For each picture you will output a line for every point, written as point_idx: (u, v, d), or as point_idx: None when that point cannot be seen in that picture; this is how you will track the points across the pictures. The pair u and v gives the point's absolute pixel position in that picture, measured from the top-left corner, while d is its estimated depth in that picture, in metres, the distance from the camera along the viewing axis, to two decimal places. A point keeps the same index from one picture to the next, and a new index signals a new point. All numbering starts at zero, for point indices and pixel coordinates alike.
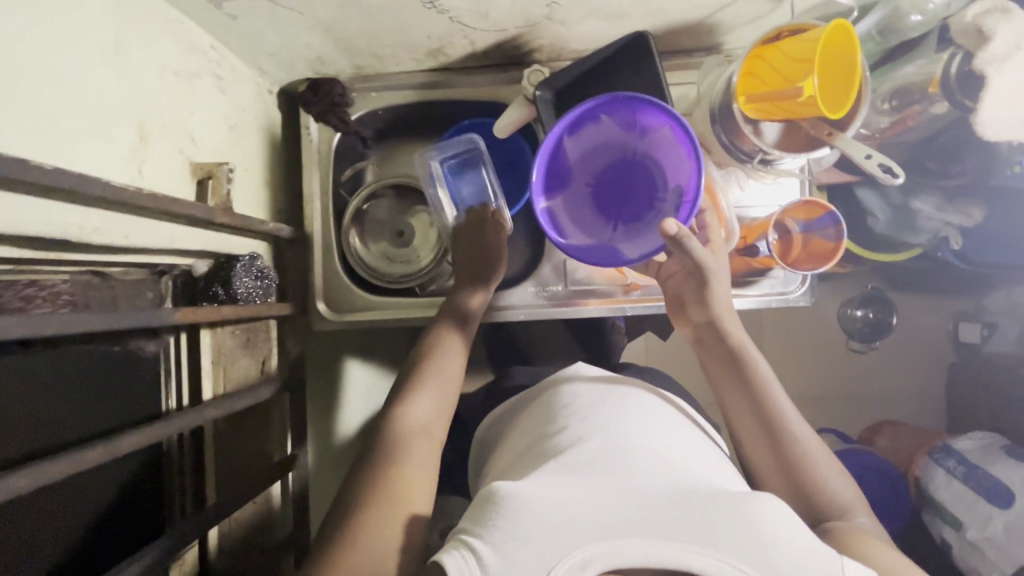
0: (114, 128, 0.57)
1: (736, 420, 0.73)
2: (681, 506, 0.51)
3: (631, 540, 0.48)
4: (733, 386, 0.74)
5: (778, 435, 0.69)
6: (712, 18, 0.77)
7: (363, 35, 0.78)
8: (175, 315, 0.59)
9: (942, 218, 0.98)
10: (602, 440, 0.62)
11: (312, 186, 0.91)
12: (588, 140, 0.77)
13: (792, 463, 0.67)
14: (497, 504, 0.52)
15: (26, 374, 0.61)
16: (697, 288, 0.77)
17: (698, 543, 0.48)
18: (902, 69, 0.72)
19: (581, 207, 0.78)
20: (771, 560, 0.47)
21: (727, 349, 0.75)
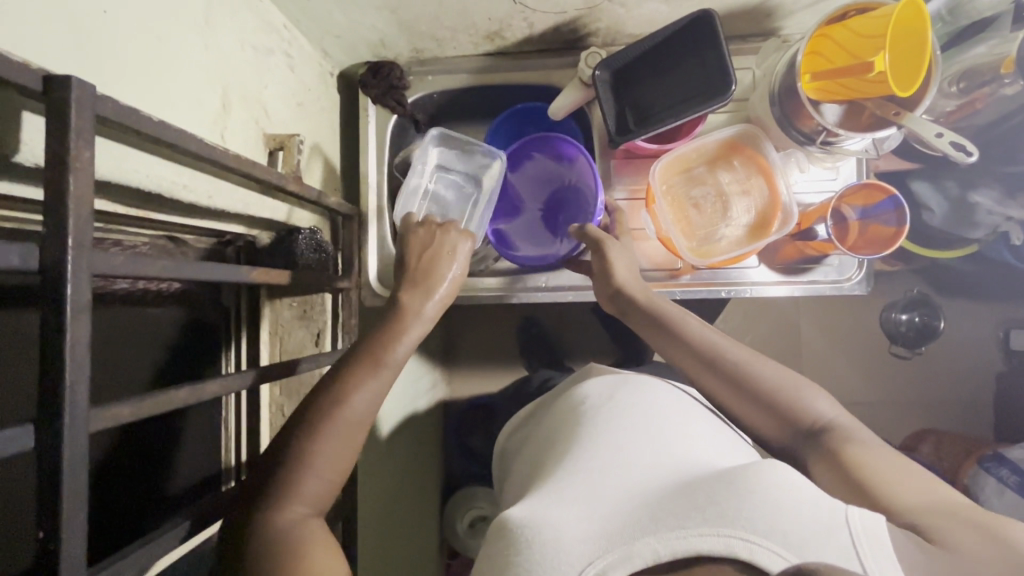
0: (202, 93, 0.59)
1: (688, 371, 0.73)
2: (678, 496, 0.52)
3: (642, 539, 0.49)
4: (671, 344, 0.74)
5: (734, 376, 0.69)
6: (774, 0, 0.78)
7: (426, 18, 0.81)
8: (250, 274, 0.61)
9: (1004, 213, 0.95)
10: (603, 444, 0.62)
11: (368, 167, 0.93)
12: (532, 174, 0.91)
13: (763, 399, 0.68)
14: (511, 534, 0.54)
15: (113, 325, 0.65)
16: (600, 265, 0.80)
17: (704, 524, 0.48)
18: (972, 51, 0.71)
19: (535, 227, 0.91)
20: (784, 529, 0.47)
21: (654, 318, 0.75)
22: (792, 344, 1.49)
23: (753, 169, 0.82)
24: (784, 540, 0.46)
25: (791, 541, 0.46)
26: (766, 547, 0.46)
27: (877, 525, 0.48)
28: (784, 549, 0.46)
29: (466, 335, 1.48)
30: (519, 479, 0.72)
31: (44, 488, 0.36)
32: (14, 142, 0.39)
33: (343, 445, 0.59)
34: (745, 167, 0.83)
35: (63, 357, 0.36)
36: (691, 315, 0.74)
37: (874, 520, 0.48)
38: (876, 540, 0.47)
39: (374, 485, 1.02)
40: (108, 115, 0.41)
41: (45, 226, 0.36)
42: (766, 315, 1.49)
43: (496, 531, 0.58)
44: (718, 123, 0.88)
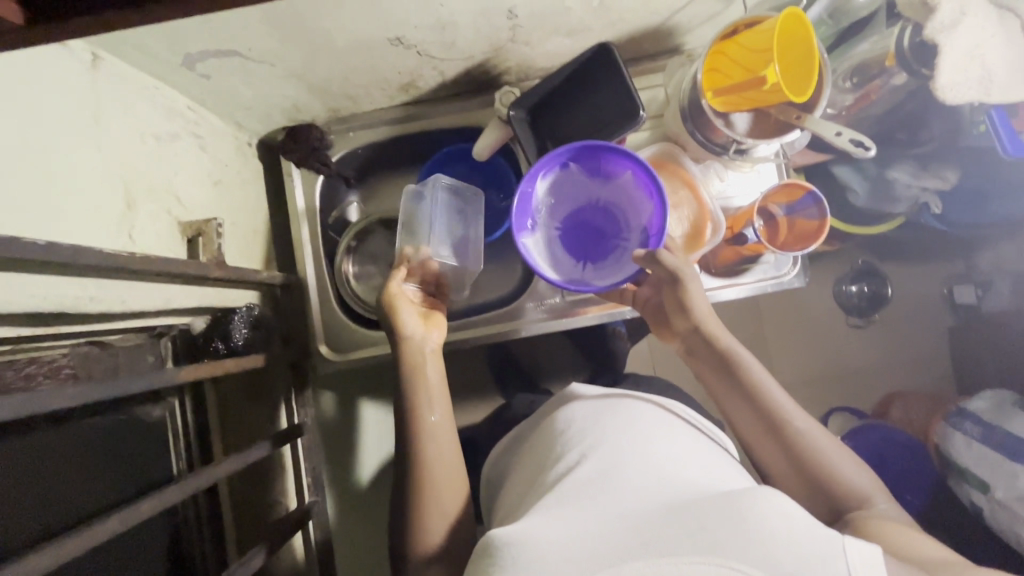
0: (100, 197, 0.57)
1: (746, 427, 0.72)
2: (672, 517, 0.52)
3: (630, 564, 0.49)
4: (731, 393, 0.73)
5: (786, 438, 0.69)
6: (670, 21, 0.80)
7: (336, 79, 0.80)
8: (178, 375, 0.60)
9: (920, 185, 1.00)
10: (596, 462, 0.62)
11: (300, 231, 0.92)
12: (559, 189, 0.81)
13: (805, 467, 0.67)
14: (494, 554, 0.54)
15: (49, 448, 0.64)
16: (674, 296, 0.78)
17: (695, 552, 0.49)
18: (858, 47, 0.75)
19: (555, 248, 0.81)
20: (771, 553, 0.48)
21: (721, 359, 0.75)
22: (755, 332, 1.52)
23: (677, 182, 0.84)
24: (765, 561, 0.48)
25: (777, 565, 0.47)
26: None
27: (874, 553, 0.50)
28: (769, 574, 0.47)
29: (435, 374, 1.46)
30: (511, 500, 0.71)
31: None
32: None
33: (446, 475, 0.68)
34: (669, 182, 0.83)
35: None
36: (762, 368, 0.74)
37: (871, 551, 0.50)
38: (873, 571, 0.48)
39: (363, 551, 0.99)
40: None
41: None
42: (725, 307, 1.51)
43: (477, 553, 0.58)
44: (640, 141, 0.90)
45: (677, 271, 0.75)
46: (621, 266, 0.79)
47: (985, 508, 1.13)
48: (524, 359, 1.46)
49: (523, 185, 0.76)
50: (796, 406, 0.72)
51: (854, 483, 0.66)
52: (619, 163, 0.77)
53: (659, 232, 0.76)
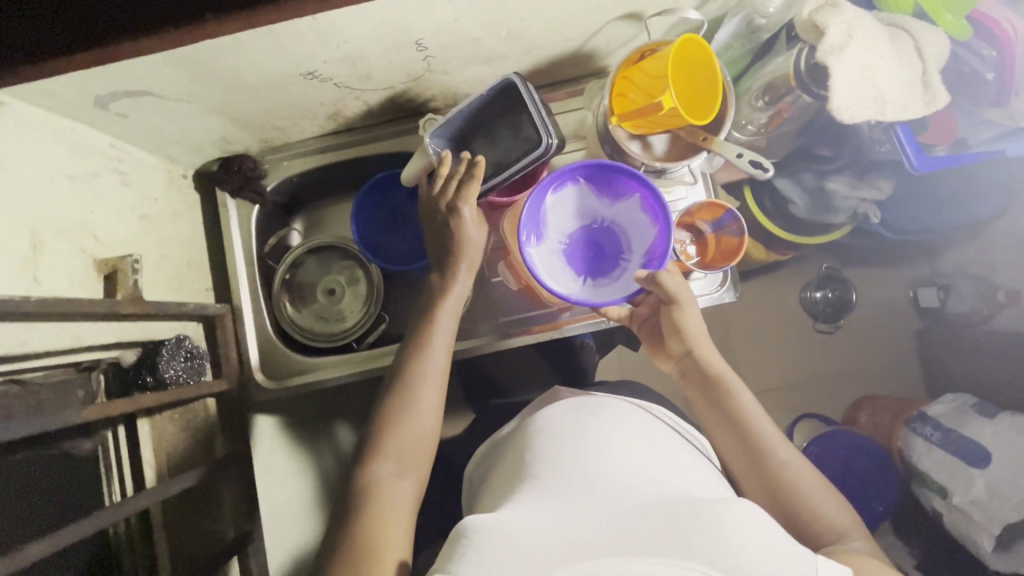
0: (2, 242, 0.58)
1: (732, 450, 0.75)
2: (651, 519, 0.54)
3: (604, 559, 0.51)
4: (719, 418, 0.77)
5: (770, 468, 0.71)
6: (585, 46, 0.82)
7: (260, 112, 0.82)
8: (81, 414, 0.62)
9: (858, 196, 1.01)
10: (582, 461, 0.64)
11: (237, 259, 0.92)
12: (569, 204, 0.81)
13: (783, 498, 0.70)
14: (469, 537, 0.56)
15: None
16: (669, 322, 0.80)
17: (669, 552, 0.51)
18: (769, 66, 0.76)
19: (557, 260, 0.81)
20: (745, 560, 0.50)
21: (712, 382, 0.78)
22: (721, 341, 1.52)
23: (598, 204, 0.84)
24: (737, 568, 0.50)
25: (748, 572, 0.50)
26: None
27: (841, 570, 0.53)
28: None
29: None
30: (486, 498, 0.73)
31: None
32: None
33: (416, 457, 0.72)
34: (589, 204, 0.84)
35: None
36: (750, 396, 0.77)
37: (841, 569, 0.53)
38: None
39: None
40: None
41: None
42: None
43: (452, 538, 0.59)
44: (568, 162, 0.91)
45: (675, 296, 0.77)
46: (621, 286, 0.80)
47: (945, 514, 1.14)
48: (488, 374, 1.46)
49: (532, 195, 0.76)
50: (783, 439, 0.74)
51: (834, 519, 0.69)
52: (630, 184, 0.78)
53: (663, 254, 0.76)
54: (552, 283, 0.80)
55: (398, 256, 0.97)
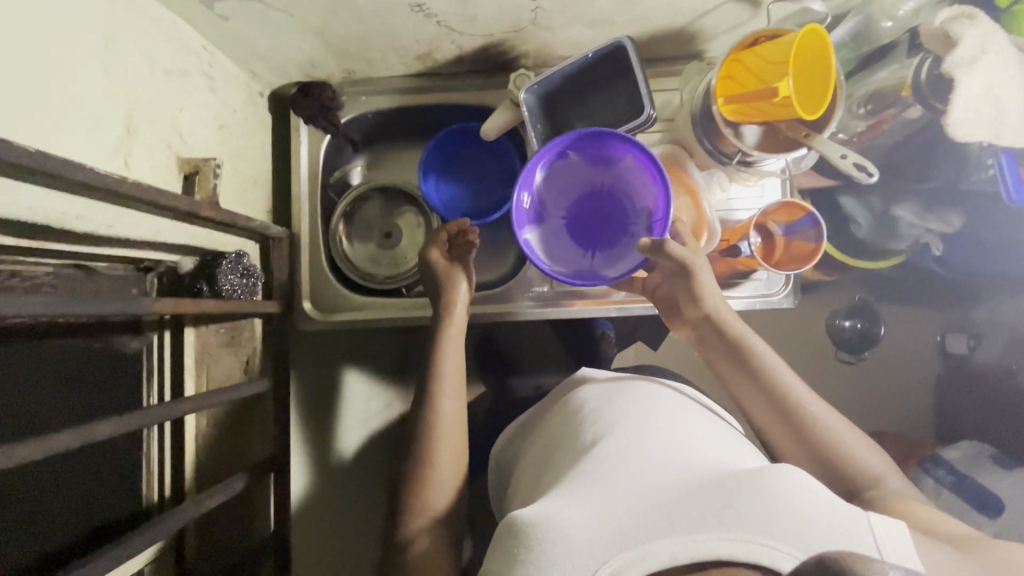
0: (101, 119, 0.57)
1: (759, 414, 0.72)
2: (696, 497, 0.51)
3: (656, 541, 0.48)
4: (746, 382, 0.73)
5: (803, 425, 0.69)
6: (692, 25, 0.80)
7: (354, 39, 0.80)
8: (153, 305, 0.59)
9: (923, 225, 1.00)
10: (616, 442, 0.61)
11: (300, 186, 0.92)
12: (558, 180, 0.81)
13: (818, 450, 0.69)
14: (522, 534, 0.53)
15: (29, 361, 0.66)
16: (685, 288, 0.77)
17: (723, 529, 0.47)
18: (875, 75, 0.74)
19: (562, 237, 0.80)
20: (805, 536, 0.47)
21: (731, 347, 0.75)
22: None
23: (678, 188, 0.83)
24: (793, 537, 0.46)
25: (807, 544, 0.46)
26: (785, 551, 0.45)
27: (900, 533, 0.49)
28: (799, 550, 0.46)
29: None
30: (528, 476, 0.71)
31: None
32: None
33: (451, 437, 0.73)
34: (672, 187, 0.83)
35: None
36: (772, 353, 0.74)
37: (900, 534, 0.48)
38: (901, 550, 0.47)
39: (318, 534, 0.96)
40: None
41: None
42: None
43: (501, 533, 0.57)
44: (648, 142, 0.89)
45: (686, 262, 0.74)
46: (632, 253, 0.78)
47: None
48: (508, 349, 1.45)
49: (521, 179, 0.76)
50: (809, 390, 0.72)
51: (867, 463, 0.68)
52: (617, 149, 0.77)
53: (667, 213, 0.75)
54: (561, 258, 0.80)
55: (459, 210, 0.96)
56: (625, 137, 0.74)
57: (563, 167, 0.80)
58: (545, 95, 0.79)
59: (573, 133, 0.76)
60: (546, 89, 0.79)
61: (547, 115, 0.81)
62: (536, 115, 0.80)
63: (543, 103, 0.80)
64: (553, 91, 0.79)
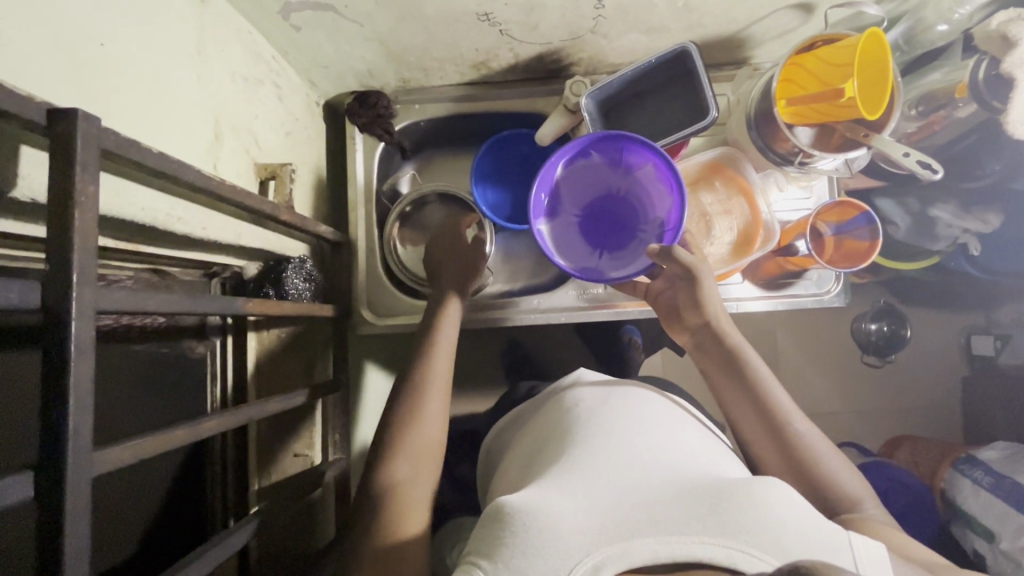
0: (196, 125, 0.59)
1: (746, 426, 0.72)
2: (683, 501, 0.52)
3: (639, 539, 0.49)
4: (736, 392, 0.73)
5: (789, 439, 0.68)
6: (745, 32, 0.82)
7: (415, 48, 0.82)
8: (244, 305, 0.59)
9: (961, 225, 1.01)
10: (604, 439, 0.62)
11: (355, 192, 0.93)
12: (577, 178, 0.82)
13: (804, 467, 0.67)
14: (504, 520, 0.52)
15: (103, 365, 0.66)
16: (688, 294, 0.78)
17: (707, 533, 0.49)
18: (927, 78, 0.77)
19: (572, 235, 0.82)
20: (780, 540, 0.48)
21: (727, 355, 0.75)
22: (772, 357, 1.50)
23: (733, 188, 0.85)
24: (773, 545, 0.48)
25: (784, 551, 0.48)
26: (763, 559, 0.47)
27: (876, 551, 0.51)
28: (776, 559, 0.47)
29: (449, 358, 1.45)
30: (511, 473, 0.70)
31: (43, 542, 0.33)
32: (12, 175, 0.37)
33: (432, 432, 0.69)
34: (726, 188, 0.86)
35: (69, 405, 0.34)
36: (767, 367, 0.74)
37: (876, 550, 0.50)
38: (876, 565, 0.49)
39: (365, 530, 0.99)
40: (106, 149, 0.40)
41: (48, 262, 0.34)
42: (745, 329, 1.51)
43: (484, 520, 0.56)
44: (699, 145, 0.92)
45: (692, 268, 0.75)
46: (637, 258, 0.80)
47: (986, 557, 1.10)
48: (539, 355, 1.46)
49: (540, 172, 0.77)
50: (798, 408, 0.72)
51: (848, 488, 0.66)
52: (639, 154, 0.78)
53: (677, 225, 0.77)
54: (569, 256, 0.81)
55: (509, 214, 0.97)
56: (649, 144, 0.76)
57: (584, 166, 0.82)
58: (605, 98, 0.81)
59: (600, 133, 0.78)
60: (606, 93, 0.80)
61: (603, 115, 0.83)
62: (594, 118, 0.82)
63: (601, 106, 0.82)
64: (612, 94, 0.81)
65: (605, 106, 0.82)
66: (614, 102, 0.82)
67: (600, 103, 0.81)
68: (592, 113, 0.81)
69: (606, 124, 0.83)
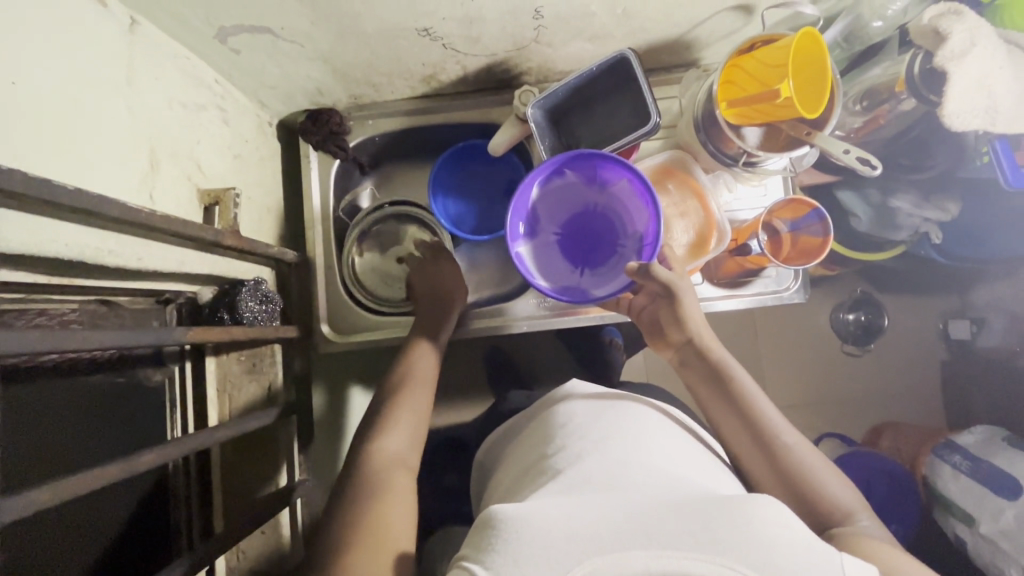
0: (127, 157, 0.58)
1: (733, 441, 0.71)
2: (677, 513, 0.50)
3: (632, 552, 0.47)
4: (722, 406, 0.73)
5: (775, 452, 0.68)
6: (690, 35, 0.83)
7: (361, 65, 0.82)
8: (186, 334, 0.58)
9: (922, 215, 1.02)
10: (601, 458, 0.61)
11: (312, 210, 0.93)
12: (553, 196, 0.82)
13: (794, 480, 0.66)
14: (496, 526, 0.52)
15: (48, 398, 0.65)
16: (669, 310, 0.79)
17: (699, 550, 0.47)
18: (870, 72, 0.78)
19: (552, 254, 0.81)
20: (771, 561, 0.47)
21: (711, 369, 0.75)
22: (751, 352, 1.51)
23: (687, 191, 0.86)
24: (766, 565, 0.47)
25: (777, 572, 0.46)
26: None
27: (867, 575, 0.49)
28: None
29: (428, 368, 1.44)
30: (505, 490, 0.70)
31: None
32: None
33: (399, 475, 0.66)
34: (679, 191, 0.86)
35: None
36: (752, 380, 0.75)
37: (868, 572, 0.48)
38: None
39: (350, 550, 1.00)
40: (7, 190, 0.39)
41: None
42: (723, 326, 1.51)
43: (477, 525, 0.56)
44: (651, 149, 0.92)
45: (670, 284, 0.76)
46: (618, 274, 0.80)
47: (968, 542, 1.10)
48: (518, 361, 1.45)
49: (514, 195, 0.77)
50: (786, 421, 0.72)
51: (841, 501, 0.65)
52: (614, 170, 0.78)
53: (655, 240, 0.77)
54: (549, 275, 0.81)
55: (471, 225, 0.97)
56: (622, 161, 0.76)
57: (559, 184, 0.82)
58: (552, 107, 0.81)
59: (572, 152, 0.77)
60: (552, 101, 0.80)
61: (550, 121, 0.82)
62: (543, 126, 0.82)
63: (550, 114, 0.82)
64: (560, 102, 0.81)
65: (552, 114, 0.82)
66: (562, 110, 0.82)
67: (547, 112, 0.81)
68: (540, 122, 0.81)
69: (556, 132, 0.84)
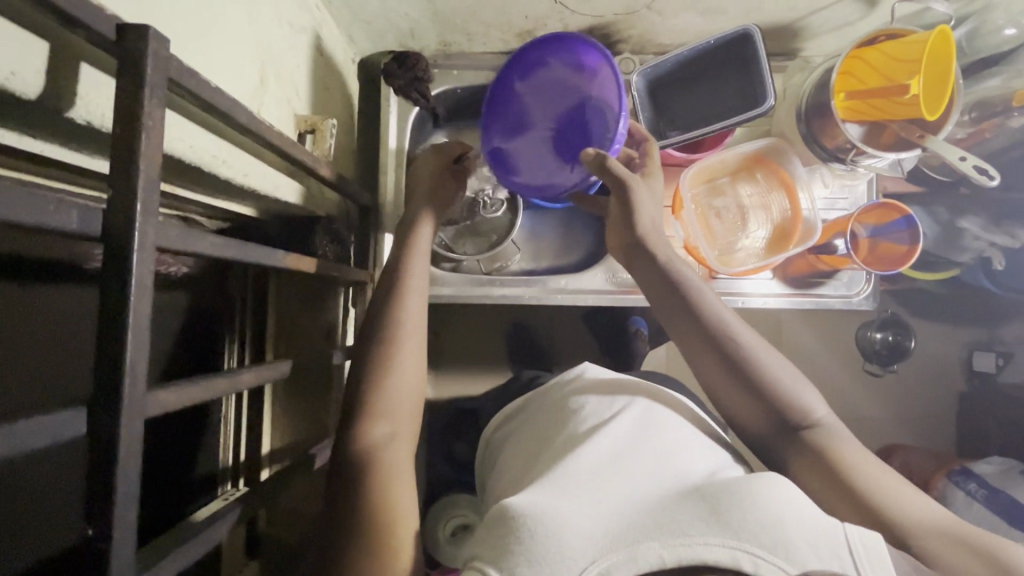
0: (244, 68, 0.56)
1: (691, 353, 0.63)
2: (685, 504, 0.46)
3: (645, 544, 0.43)
4: (679, 318, 0.63)
5: (738, 360, 0.60)
6: (801, 22, 0.80)
7: (463, 9, 0.79)
8: (287, 259, 0.56)
9: (988, 239, 1.00)
10: (606, 438, 0.55)
11: (386, 156, 0.91)
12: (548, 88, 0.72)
13: (759, 390, 0.59)
14: (512, 524, 0.47)
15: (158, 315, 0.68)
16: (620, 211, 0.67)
17: (709, 534, 0.43)
18: (985, 83, 0.76)
19: (543, 152, 0.70)
20: (786, 543, 0.42)
21: (665, 277, 0.65)
22: None
23: (776, 182, 0.84)
24: (777, 545, 0.42)
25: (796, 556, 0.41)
26: (770, 562, 0.41)
27: (882, 548, 0.43)
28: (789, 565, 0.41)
29: (445, 335, 1.37)
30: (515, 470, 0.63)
31: (97, 487, 0.32)
32: (72, 94, 0.35)
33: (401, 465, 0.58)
34: (767, 181, 0.84)
35: (128, 342, 0.32)
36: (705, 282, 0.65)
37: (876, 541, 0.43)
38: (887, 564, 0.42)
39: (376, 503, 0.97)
40: (170, 77, 0.37)
41: (111, 187, 0.32)
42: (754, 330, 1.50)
43: (491, 521, 0.50)
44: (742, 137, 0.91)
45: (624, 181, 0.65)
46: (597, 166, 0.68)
47: None
48: None
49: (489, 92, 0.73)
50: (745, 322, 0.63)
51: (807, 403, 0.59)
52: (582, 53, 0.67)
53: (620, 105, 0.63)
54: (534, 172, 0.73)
55: None
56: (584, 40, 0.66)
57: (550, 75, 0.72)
58: (656, 76, 0.79)
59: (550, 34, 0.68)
60: (658, 70, 0.78)
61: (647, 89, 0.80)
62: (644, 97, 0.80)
63: (653, 83, 0.80)
64: (665, 72, 0.79)
65: (655, 86, 0.80)
66: (665, 83, 0.80)
67: (651, 83, 0.80)
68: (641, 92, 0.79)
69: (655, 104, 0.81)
